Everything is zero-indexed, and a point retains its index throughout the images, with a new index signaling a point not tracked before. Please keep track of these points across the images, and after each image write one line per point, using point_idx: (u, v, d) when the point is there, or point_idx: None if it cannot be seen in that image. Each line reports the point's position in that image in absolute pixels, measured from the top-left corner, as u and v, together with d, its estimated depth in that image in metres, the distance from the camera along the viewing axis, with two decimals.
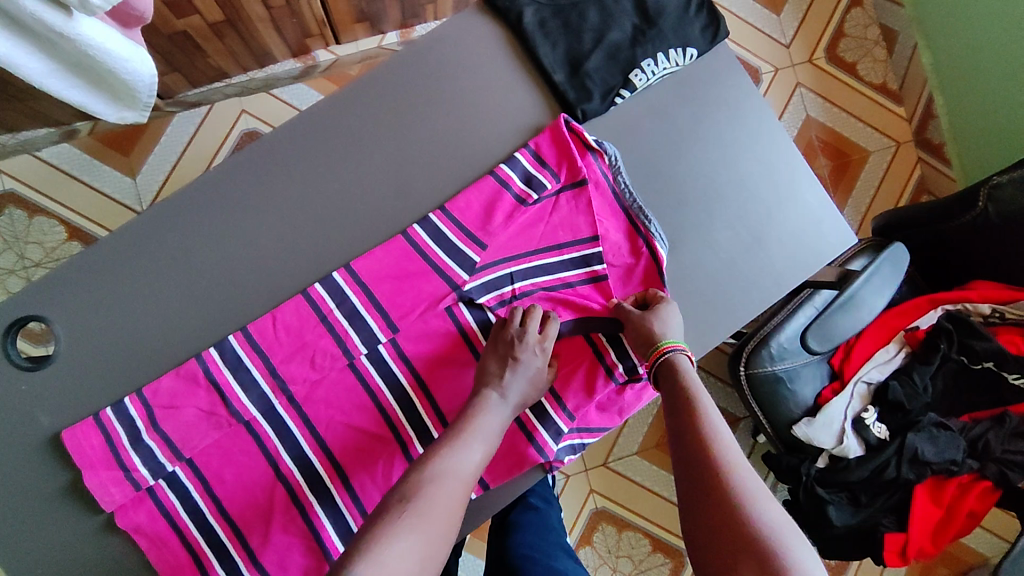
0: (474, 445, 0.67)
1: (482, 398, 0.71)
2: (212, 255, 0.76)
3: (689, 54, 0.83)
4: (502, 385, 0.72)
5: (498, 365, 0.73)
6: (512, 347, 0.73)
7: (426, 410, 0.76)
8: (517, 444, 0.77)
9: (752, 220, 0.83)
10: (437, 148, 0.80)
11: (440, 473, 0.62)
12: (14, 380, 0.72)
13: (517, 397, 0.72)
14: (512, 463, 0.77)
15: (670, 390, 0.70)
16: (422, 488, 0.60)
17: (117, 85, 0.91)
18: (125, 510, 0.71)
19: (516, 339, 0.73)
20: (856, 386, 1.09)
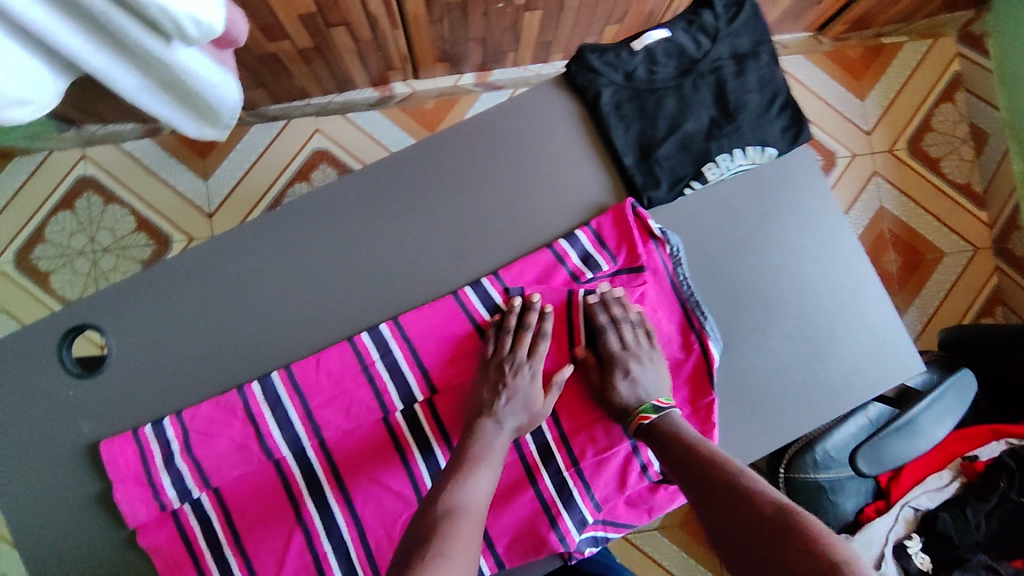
0: (480, 472, 0.68)
1: (479, 426, 0.72)
2: (265, 291, 0.77)
3: (768, 153, 0.80)
4: (496, 411, 0.72)
5: (491, 391, 0.73)
6: (504, 373, 0.74)
7: (437, 440, 0.76)
8: (539, 527, 0.75)
9: (814, 334, 0.80)
10: (498, 213, 0.80)
11: (459, 507, 0.64)
12: (64, 385, 0.74)
13: (517, 421, 0.73)
14: (531, 545, 0.75)
15: (661, 442, 0.71)
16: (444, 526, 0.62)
17: (204, 106, 0.95)
18: (146, 529, 0.72)
19: (508, 364, 0.74)
20: (902, 509, 1.03)
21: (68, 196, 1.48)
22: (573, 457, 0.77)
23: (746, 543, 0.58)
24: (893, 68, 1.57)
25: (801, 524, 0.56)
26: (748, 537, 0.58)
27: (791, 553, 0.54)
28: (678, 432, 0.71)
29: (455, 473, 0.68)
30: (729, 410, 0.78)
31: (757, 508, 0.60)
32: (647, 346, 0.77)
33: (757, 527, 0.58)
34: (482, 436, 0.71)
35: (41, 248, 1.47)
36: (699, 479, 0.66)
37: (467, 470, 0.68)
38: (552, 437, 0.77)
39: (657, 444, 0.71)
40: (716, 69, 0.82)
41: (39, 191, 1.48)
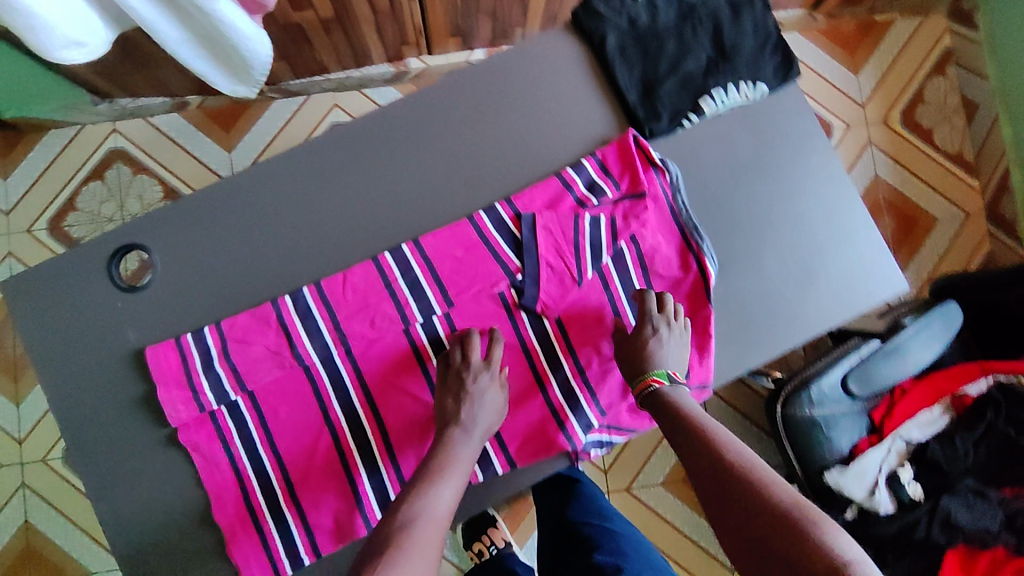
0: (444, 485, 0.70)
1: (446, 435, 0.75)
2: (295, 214, 0.83)
3: (760, 89, 0.86)
4: (463, 419, 0.76)
5: (454, 399, 0.77)
6: (462, 381, 0.77)
7: None
8: (548, 430, 0.82)
9: (804, 256, 0.85)
10: (508, 145, 0.87)
11: (415, 518, 0.66)
12: (113, 297, 0.81)
13: (481, 425, 0.76)
14: (541, 446, 0.82)
15: (669, 419, 0.74)
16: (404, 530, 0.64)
17: (237, 60, 1.02)
18: (187, 428, 0.79)
19: (466, 372, 0.78)
20: (894, 442, 1.08)
21: (99, 166, 1.56)
22: (578, 366, 0.83)
23: (742, 531, 0.61)
24: (886, 43, 1.64)
25: (800, 518, 0.58)
26: (745, 525, 0.61)
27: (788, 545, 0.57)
28: (681, 410, 0.74)
29: (426, 481, 0.71)
30: (725, 326, 0.84)
31: (757, 496, 0.62)
32: (681, 321, 0.80)
33: (755, 519, 0.60)
34: (448, 445, 0.75)
35: (74, 215, 1.55)
36: (700, 462, 0.68)
37: (434, 479, 0.71)
38: (560, 349, 0.83)
39: (663, 420, 0.75)
40: (713, 14, 0.87)
41: (72, 161, 1.56)
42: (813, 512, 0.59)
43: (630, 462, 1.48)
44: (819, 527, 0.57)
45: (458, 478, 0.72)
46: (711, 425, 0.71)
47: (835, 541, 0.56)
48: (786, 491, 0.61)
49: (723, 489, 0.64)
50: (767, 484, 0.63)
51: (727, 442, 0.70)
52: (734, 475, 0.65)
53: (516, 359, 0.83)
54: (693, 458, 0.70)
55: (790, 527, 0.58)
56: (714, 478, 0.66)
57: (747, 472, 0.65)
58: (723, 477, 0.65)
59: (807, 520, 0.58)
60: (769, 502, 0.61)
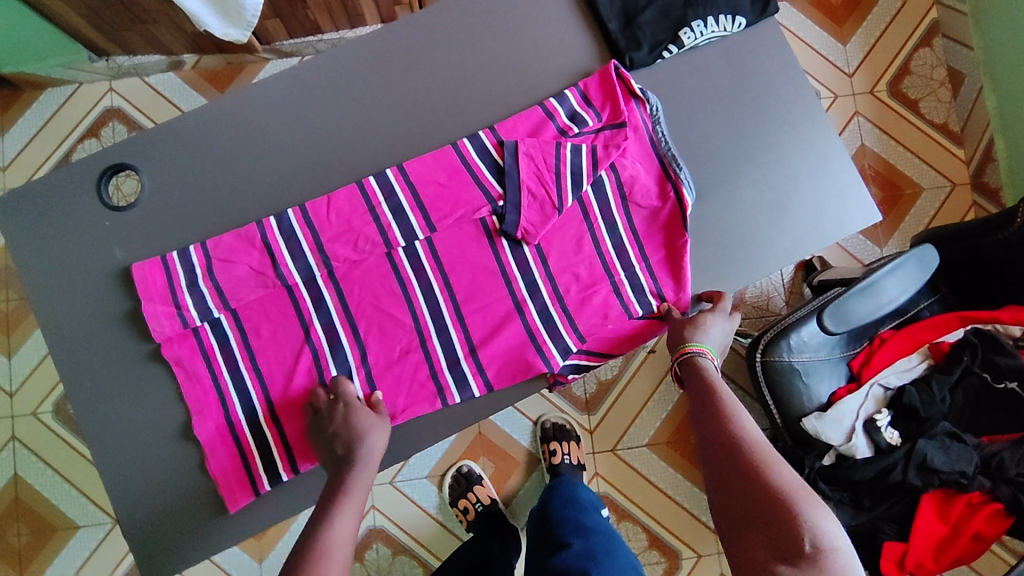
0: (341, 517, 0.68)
1: (342, 467, 0.74)
2: (282, 138, 0.85)
3: (738, 22, 0.88)
4: (349, 455, 0.74)
5: (329, 443, 0.76)
6: (325, 424, 0.76)
7: (437, 280, 0.84)
8: (525, 353, 0.83)
9: (780, 186, 0.88)
10: (492, 76, 0.88)
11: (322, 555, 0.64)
12: (101, 217, 0.83)
13: (370, 451, 0.75)
14: (519, 369, 0.83)
15: (694, 388, 0.76)
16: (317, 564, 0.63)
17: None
18: (170, 342, 0.80)
19: (325, 414, 0.77)
20: (872, 388, 1.09)
21: (94, 125, 1.57)
22: (558, 293, 0.85)
23: (737, 505, 0.63)
24: (873, 15, 1.66)
25: (788, 503, 0.60)
26: (740, 504, 0.63)
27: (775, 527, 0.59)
28: (706, 380, 0.76)
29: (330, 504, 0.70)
30: (700, 254, 0.87)
31: (753, 477, 0.64)
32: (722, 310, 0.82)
33: (752, 498, 0.62)
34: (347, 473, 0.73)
35: None
36: (710, 437, 0.71)
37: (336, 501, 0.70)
38: (540, 276, 0.85)
39: (689, 390, 0.77)
40: None
41: (67, 120, 1.57)
42: (806, 497, 0.61)
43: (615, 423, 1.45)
44: (807, 512, 0.59)
45: (358, 499, 0.71)
46: (727, 400, 0.73)
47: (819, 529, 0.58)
48: (783, 474, 0.63)
49: (723, 462, 0.67)
50: (767, 464, 0.64)
51: (740, 418, 0.71)
52: (737, 452, 0.67)
53: (497, 285, 0.84)
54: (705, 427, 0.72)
55: (778, 511, 0.60)
56: (718, 450, 0.68)
57: (749, 449, 0.66)
58: (727, 451, 0.68)
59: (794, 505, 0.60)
60: (762, 483, 0.63)
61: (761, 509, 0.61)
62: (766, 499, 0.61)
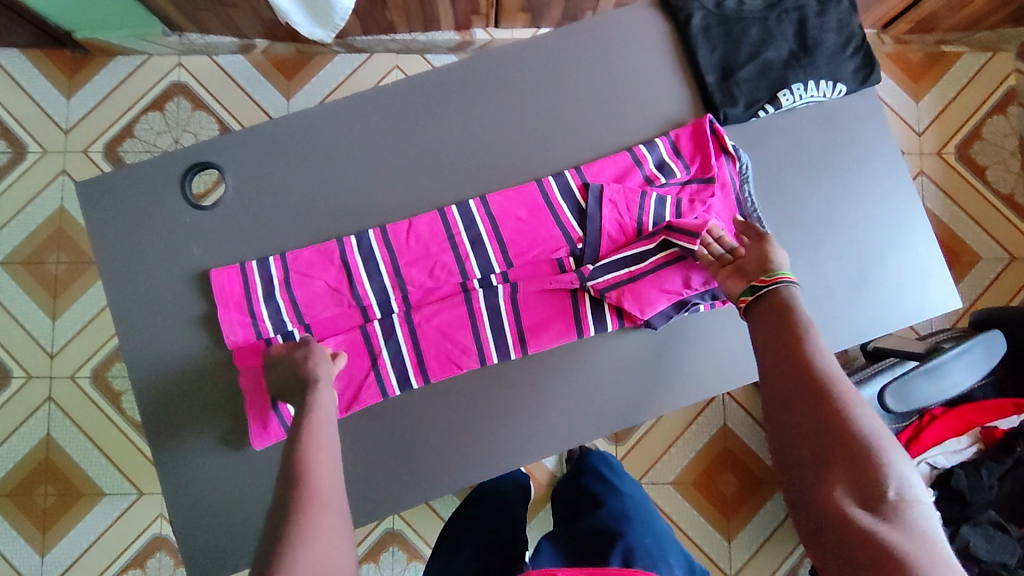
0: (325, 439, 0.63)
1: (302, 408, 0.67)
2: (367, 155, 0.85)
3: (837, 89, 0.87)
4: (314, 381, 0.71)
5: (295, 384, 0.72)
6: (291, 352, 0.75)
7: (510, 320, 0.83)
8: (565, 310, 0.84)
9: (862, 261, 0.87)
10: (582, 115, 0.87)
11: (310, 471, 0.58)
12: (182, 213, 0.83)
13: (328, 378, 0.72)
14: (559, 332, 0.83)
15: (764, 313, 0.65)
16: (305, 486, 0.56)
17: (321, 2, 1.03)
18: (241, 351, 0.80)
19: (293, 354, 0.75)
20: (919, 465, 1.07)
21: (159, 98, 1.57)
22: (621, 325, 0.84)
23: (805, 437, 0.56)
24: (950, 75, 1.63)
25: (869, 444, 0.53)
26: (805, 436, 0.56)
27: (848, 468, 0.53)
28: (779, 305, 0.65)
29: (296, 447, 0.61)
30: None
31: (836, 417, 0.55)
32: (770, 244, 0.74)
33: (821, 435, 0.55)
34: (302, 421, 0.65)
35: (129, 142, 1.56)
36: (780, 358, 0.61)
37: (313, 437, 0.63)
38: (612, 321, 0.84)
39: (758, 311, 0.66)
40: (800, 7, 0.87)
41: (132, 89, 1.56)
42: (886, 442, 0.53)
43: (641, 454, 1.45)
44: (892, 461, 0.53)
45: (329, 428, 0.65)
46: (806, 327, 0.62)
47: (903, 479, 0.52)
48: (864, 413, 0.55)
49: (796, 396, 0.58)
50: (851, 404, 0.56)
51: (814, 338, 0.61)
52: (814, 385, 0.57)
53: (567, 325, 0.83)
54: (773, 354, 0.62)
55: (865, 458, 0.52)
56: (787, 377, 0.59)
57: (831, 383, 0.57)
58: (802, 383, 0.58)
59: (880, 452, 0.53)
60: (843, 424, 0.55)
61: (837, 447, 0.54)
62: (852, 445, 0.53)
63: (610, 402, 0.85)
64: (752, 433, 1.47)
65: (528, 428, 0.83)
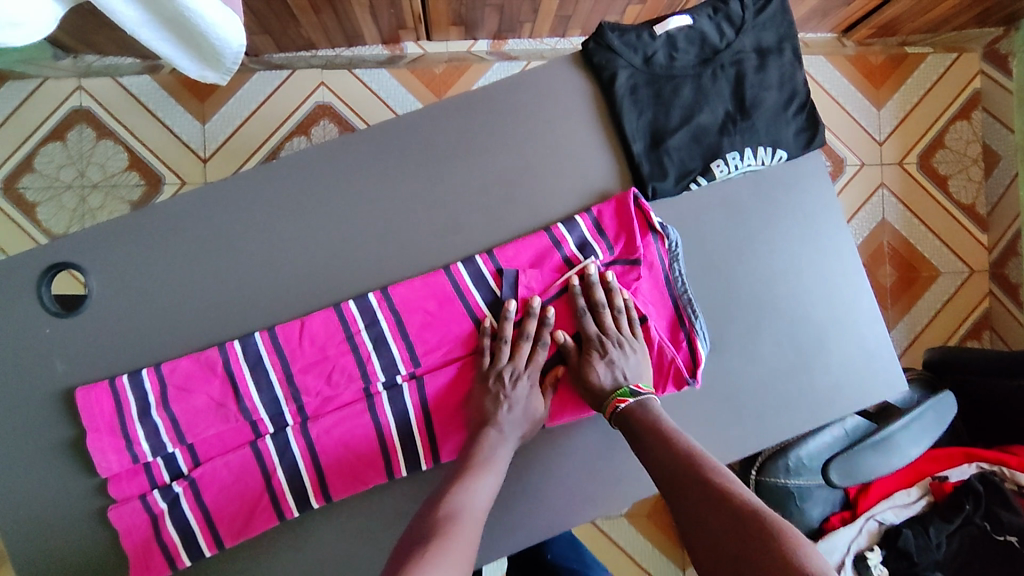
0: (484, 478, 0.69)
1: (483, 436, 0.72)
2: (254, 246, 0.76)
3: (778, 155, 0.79)
4: (500, 420, 0.72)
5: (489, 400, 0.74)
6: (501, 381, 0.74)
7: (420, 433, 0.75)
8: None
9: (804, 342, 0.80)
10: (497, 192, 0.79)
11: (456, 511, 0.64)
12: (41, 323, 0.73)
13: (516, 423, 0.73)
14: None
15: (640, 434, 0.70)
16: (444, 520, 0.62)
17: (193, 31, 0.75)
18: (118, 479, 0.72)
19: (507, 372, 0.74)
20: (867, 521, 1.03)
21: (59, 127, 1.40)
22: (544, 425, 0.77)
23: (715, 544, 0.57)
24: (913, 78, 1.54)
25: (763, 525, 0.55)
26: (714, 541, 0.57)
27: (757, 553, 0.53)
28: (654, 422, 0.70)
29: (464, 475, 0.68)
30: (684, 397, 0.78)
31: (731, 510, 0.57)
32: (629, 335, 0.75)
33: (726, 533, 0.56)
34: (474, 452, 0.71)
35: (29, 177, 1.39)
36: (672, 478, 0.64)
37: (473, 471, 0.69)
38: None
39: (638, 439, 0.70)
40: (738, 61, 0.79)
41: (28, 119, 1.39)
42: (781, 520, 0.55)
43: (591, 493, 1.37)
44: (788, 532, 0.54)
45: (495, 469, 0.70)
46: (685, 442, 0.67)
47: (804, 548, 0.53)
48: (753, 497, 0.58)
49: (694, 507, 0.60)
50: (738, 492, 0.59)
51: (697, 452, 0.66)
52: (705, 489, 0.61)
53: None
54: (663, 471, 0.65)
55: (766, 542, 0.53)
56: (683, 493, 0.62)
57: (720, 481, 0.61)
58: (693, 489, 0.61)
59: (781, 528, 0.54)
60: (737, 512, 0.57)
61: (739, 541, 0.55)
62: (751, 531, 0.55)
63: (537, 506, 0.79)
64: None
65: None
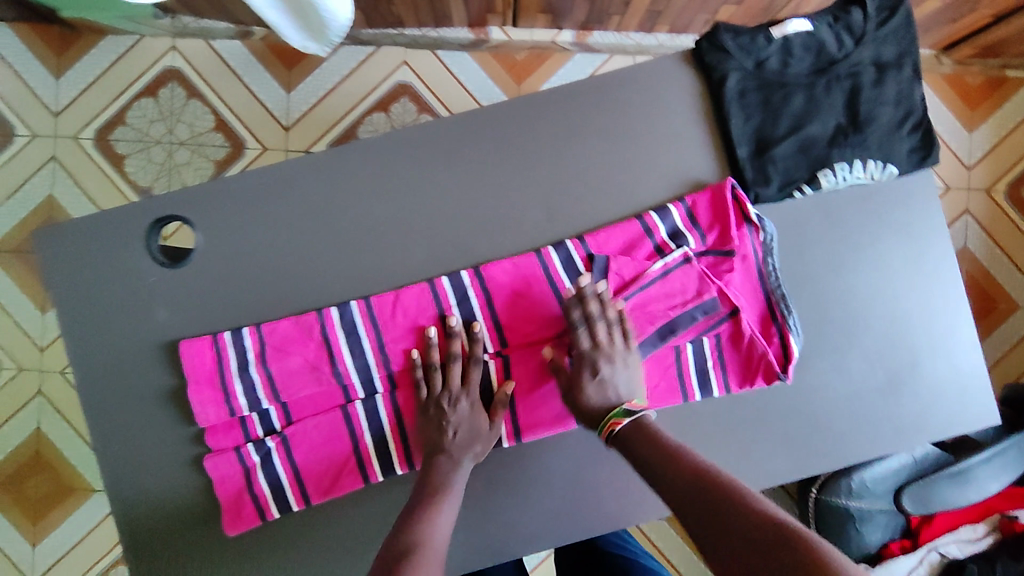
0: (445, 506, 0.69)
1: (435, 464, 0.72)
2: (354, 216, 0.77)
3: (887, 170, 0.77)
4: (449, 447, 0.73)
5: (434, 429, 0.73)
6: (441, 410, 0.73)
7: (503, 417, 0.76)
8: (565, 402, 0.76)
9: (896, 364, 0.78)
10: (596, 184, 0.79)
11: (423, 543, 0.65)
12: (149, 271, 0.76)
13: (471, 447, 0.73)
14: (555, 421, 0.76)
15: (641, 448, 0.66)
16: (410, 551, 0.63)
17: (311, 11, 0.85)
18: (215, 431, 0.75)
19: (444, 400, 0.73)
20: (928, 552, 1.00)
21: (152, 83, 1.44)
22: None
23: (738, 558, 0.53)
24: (1012, 102, 1.47)
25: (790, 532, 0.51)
26: (737, 554, 0.53)
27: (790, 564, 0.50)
28: (659, 440, 0.66)
29: (425, 508, 0.69)
30: (767, 405, 0.78)
31: (753, 521, 0.54)
32: (623, 349, 0.72)
33: (751, 546, 0.53)
34: (431, 478, 0.71)
35: (121, 130, 1.43)
36: (684, 493, 0.60)
37: (434, 498, 0.70)
38: None
39: (639, 454, 0.66)
40: (854, 73, 0.77)
41: (123, 74, 1.43)
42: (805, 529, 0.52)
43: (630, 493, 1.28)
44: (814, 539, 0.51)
45: (455, 493, 0.71)
46: (690, 455, 0.63)
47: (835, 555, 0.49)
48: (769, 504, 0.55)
49: (711, 521, 0.56)
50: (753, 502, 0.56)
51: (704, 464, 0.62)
52: (720, 501, 0.57)
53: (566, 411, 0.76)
54: (676, 491, 0.61)
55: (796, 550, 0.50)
56: (698, 508, 0.58)
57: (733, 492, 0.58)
58: (712, 509, 0.57)
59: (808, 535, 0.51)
60: (759, 522, 0.54)
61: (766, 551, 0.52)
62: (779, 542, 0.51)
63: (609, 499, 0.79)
64: (768, 491, 1.18)
65: (518, 522, 0.78)
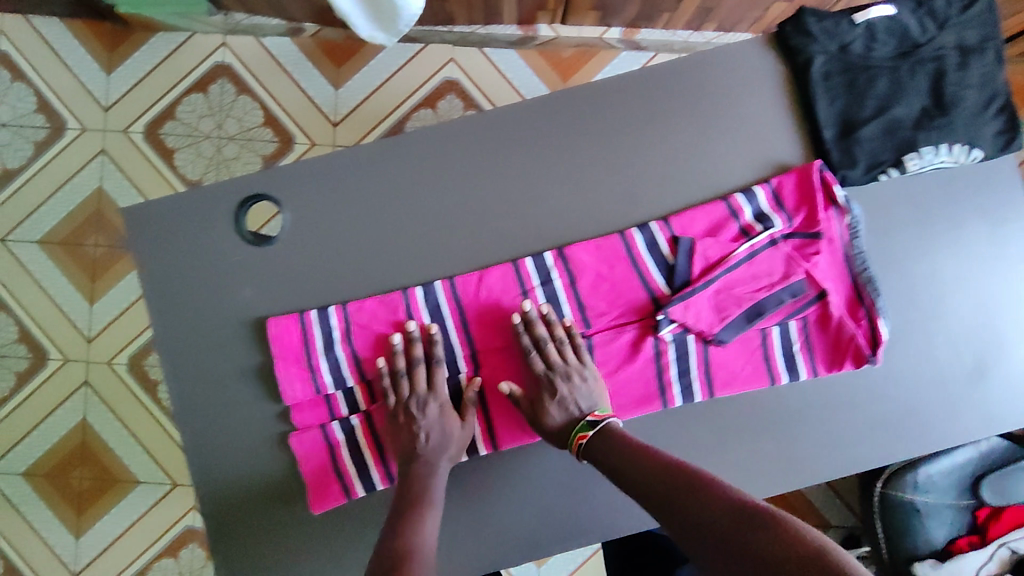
0: (429, 514, 0.67)
1: (413, 475, 0.70)
2: (440, 196, 0.78)
3: (974, 154, 0.77)
4: (424, 453, 0.71)
5: (406, 437, 0.72)
6: (410, 417, 0.72)
7: None
8: (650, 383, 0.76)
9: (981, 347, 0.78)
10: (680, 165, 0.79)
11: (416, 549, 0.62)
12: (235, 248, 0.76)
13: (448, 452, 0.72)
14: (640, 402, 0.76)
15: (609, 453, 0.68)
16: (404, 557, 0.61)
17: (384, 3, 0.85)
18: (300, 408, 0.74)
19: (412, 406, 0.72)
20: (998, 548, 0.98)
21: (202, 79, 1.37)
22: (712, 394, 0.76)
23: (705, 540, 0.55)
24: None
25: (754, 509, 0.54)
26: (704, 535, 0.55)
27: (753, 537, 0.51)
28: (625, 442, 0.68)
29: (410, 514, 0.67)
30: (852, 387, 0.77)
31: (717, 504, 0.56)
32: (579, 365, 0.73)
33: (718, 527, 0.54)
34: (411, 489, 0.69)
35: (170, 124, 1.36)
36: (652, 488, 0.62)
37: (418, 508, 0.67)
38: (697, 371, 0.75)
39: (608, 458, 0.68)
40: (938, 58, 0.78)
41: (174, 69, 1.36)
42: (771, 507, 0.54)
43: None
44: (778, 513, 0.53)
45: (437, 501, 0.69)
46: (656, 454, 0.66)
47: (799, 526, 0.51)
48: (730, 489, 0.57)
49: (680, 510, 0.58)
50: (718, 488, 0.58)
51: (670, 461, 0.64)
52: (686, 489, 0.60)
53: (652, 393, 0.75)
54: (647, 487, 0.63)
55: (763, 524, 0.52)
56: (664, 499, 0.60)
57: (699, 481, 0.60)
58: (681, 499, 0.59)
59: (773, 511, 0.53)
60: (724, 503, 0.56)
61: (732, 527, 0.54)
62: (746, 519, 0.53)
63: None
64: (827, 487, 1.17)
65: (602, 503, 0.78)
